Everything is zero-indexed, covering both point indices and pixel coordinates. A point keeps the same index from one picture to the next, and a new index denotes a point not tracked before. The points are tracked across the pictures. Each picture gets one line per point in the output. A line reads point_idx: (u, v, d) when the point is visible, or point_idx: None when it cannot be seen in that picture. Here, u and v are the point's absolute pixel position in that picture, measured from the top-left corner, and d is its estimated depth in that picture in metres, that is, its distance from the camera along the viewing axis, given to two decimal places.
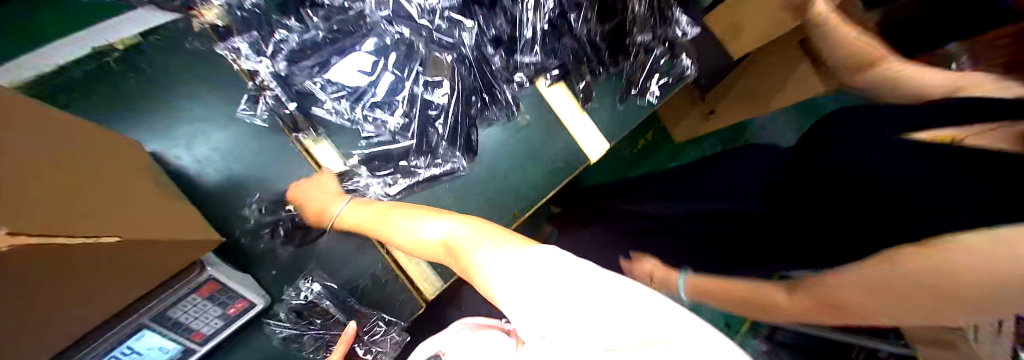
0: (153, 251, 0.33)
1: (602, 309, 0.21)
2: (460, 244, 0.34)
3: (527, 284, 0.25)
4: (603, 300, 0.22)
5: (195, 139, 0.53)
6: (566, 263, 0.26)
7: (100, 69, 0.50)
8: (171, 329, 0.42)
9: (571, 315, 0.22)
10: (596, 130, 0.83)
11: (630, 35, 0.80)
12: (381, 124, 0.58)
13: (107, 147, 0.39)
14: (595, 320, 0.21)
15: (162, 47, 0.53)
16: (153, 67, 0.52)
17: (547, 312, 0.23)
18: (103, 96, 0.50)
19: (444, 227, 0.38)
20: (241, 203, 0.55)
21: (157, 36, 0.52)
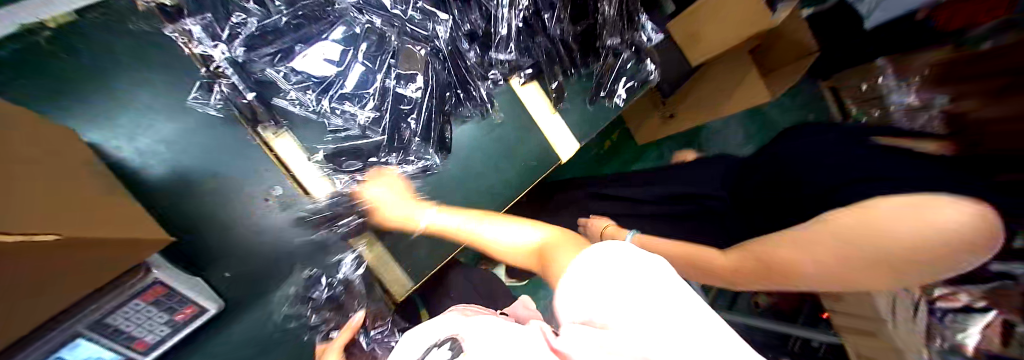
0: (103, 250, 0.31)
1: (673, 309, 0.26)
2: (554, 247, 0.39)
3: (612, 276, 0.28)
4: (673, 301, 0.26)
5: (139, 130, 0.49)
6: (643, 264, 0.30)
7: (25, 49, 0.44)
8: (109, 337, 0.39)
9: (652, 309, 0.25)
10: (566, 129, 0.86)
11: (600, 37, 0.83)
12: (350, 118, 0.55)
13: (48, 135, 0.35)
14: (669, 315, 0.25)
15: (101, 26, 0.47)
16: (90, 49, 0.47)
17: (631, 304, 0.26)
18: (25, 79, 0.44)
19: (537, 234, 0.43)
20: (193, 199, 0.51)
21: (98, 13, 0.47)
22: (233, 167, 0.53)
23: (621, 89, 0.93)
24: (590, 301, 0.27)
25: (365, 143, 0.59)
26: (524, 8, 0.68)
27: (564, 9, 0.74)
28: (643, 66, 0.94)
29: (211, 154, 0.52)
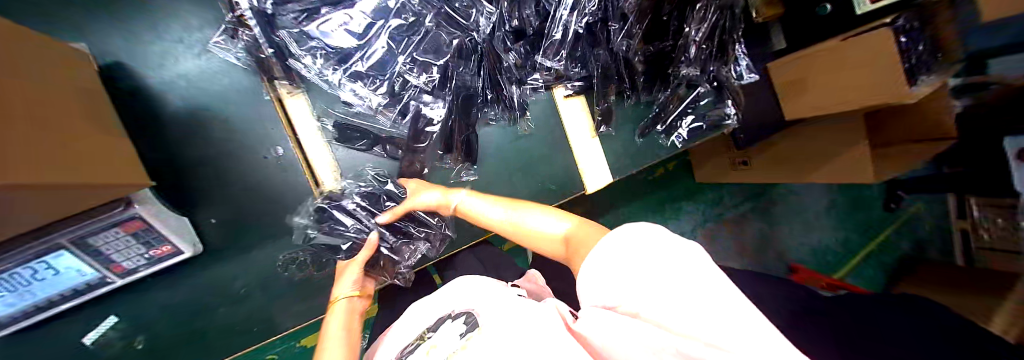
0: (57, 194, 0.32)
1: (698, 296, 0.18)
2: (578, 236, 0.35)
3: (627, 269, 0.22)
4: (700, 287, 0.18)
5: (167, 61, 0.51)
6: (667, 242, 0.22)
7: None
8: (86, 254, 0.43)
9: (668, 298, 0.19)
10: (602, 159, 0.75)
11: (674, 63, 0.69)
12: (360, 97, 0.51)
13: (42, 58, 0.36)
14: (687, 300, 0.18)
15: None
16: None
17: (645, 295, 0.20)
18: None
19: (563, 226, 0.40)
20: (198, 137, 0.53)
21: None
22: (245, 116, 0.54)
23: (684, 129, 0.78)
24: (613, 289, 0.23)
25: (372, 123, 0.56)
26: (589, 12, 0.58)
27: (638, 22, 0.60)
28: (719, 106, 0.79)
29: (219, 97, 0.52)
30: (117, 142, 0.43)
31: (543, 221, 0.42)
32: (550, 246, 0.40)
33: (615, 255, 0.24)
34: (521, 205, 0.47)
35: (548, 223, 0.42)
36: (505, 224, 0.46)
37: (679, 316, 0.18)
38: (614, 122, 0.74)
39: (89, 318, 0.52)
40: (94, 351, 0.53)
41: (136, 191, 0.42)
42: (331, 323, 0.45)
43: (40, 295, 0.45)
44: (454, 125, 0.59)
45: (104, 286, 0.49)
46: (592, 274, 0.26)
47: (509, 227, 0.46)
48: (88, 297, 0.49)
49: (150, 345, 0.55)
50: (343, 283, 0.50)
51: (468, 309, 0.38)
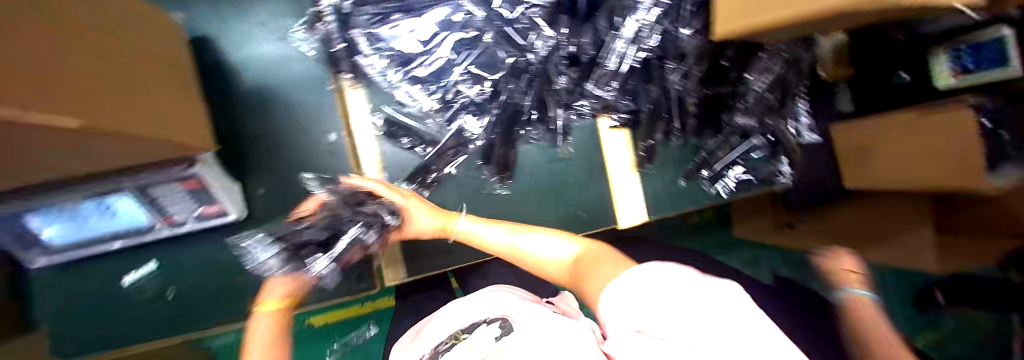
0: (130, 144, 0.34)
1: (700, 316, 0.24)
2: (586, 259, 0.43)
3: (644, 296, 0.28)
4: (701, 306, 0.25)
5: (248, 41, 0.56)
6: (676, 278, 0.29)
7: None
8: (145, 202, 0.47)
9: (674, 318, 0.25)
10: (638, 194, 0.72)
11: (731, 110, 0.67)
12: (412, 101, 0.54)
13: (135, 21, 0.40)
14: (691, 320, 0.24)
15: None
16: None
17: (653, 314, 0.26)
18: None
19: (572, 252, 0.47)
20: (262, 112, 0.57)
21: None
22: (306, 101, 0.57)
23: (731, 179, 0.79)
24: (640, 315, 0.27)
25: (415, 125, 0.58)
26: (649, 47, 0.56)
27: (698, 63, 0.58)
28: (773, 161, 0.75)
29: (289, 80, 0.57)
30: (190, 105, 0.46)
31: (544, 246, 0.50)
32: (551, 268, 0.48)
33: (640, 286, 0.30)
34: (529, 230, 0.53)
35: (548, 246, 0.50)
36: (508, 248, 0.52)
37: (679, 331, 0.23)
38: (656, 161, 0.72)
39: (134, 260, 0.57)
40: (129, 292, 0.57)
41: (194, 153, 0.45)
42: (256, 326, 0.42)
43: (101, 229, 0.50)
44: (496, 139, 0.60)
45: (156, 233, 0.53)
46: (613, 302, 0.32)
47: (510, 250, 0.51)
48: (138, 240, 0.54)
49: (176, 297, 0.58)
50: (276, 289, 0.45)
51: (502, 315, 0.43)
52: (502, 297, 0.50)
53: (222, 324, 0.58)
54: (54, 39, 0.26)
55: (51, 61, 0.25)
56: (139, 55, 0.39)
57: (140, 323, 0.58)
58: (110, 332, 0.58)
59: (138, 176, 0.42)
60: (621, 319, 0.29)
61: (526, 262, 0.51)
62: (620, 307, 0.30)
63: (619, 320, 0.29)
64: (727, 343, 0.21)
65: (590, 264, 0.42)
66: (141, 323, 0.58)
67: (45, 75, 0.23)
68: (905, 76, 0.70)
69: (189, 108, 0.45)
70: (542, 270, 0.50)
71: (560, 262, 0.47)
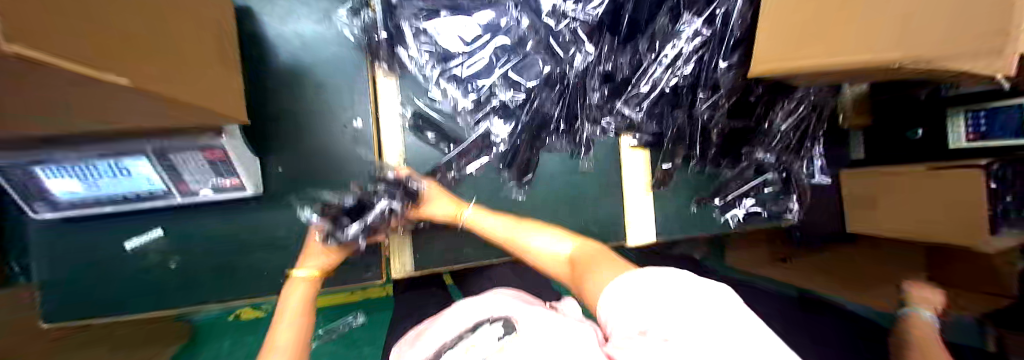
0: (165, 105, 0.33)
1: (692, 315, 0.25)
2: (585, 258, 0.44)
3: (636, 300, 0.30)
4: (693, 306, 0.26)
5: (288, 16, 0.56)
6: (672, 278, 0.31)
7: None
8: (163, 165, 0.46)
9: (666, 316, 0.26)
10: (650, 216, 0.73)
11: (750, 144, 0.68)
12: (450, 98, 0.57)
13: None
14: (682, 319, 0.25)
15: None
16: None
17: (645, 313, 0.28)
18: None
19: (570, 248, 0.48)
20: (291, 90, 0.56)
21: None
22: (337, 83, 0.57)
23: (740, 211, 0.78)
24: (644, 317, 0.27)
25: (447, 123, 0.60)
26: (682, 75, 0.58)
27: (727, 96, 0.58)
28: (784, 198, 0.78)
29: (324, 60, 0.57)
30: (231, 73, 0.46)
31: (547, 242, 0.50)
32: (549, 264, 0.48)
33: (635, 288, 0.31)
34: (530, 224, 0.53)
35: (550, 242, 0.50)
36: (509, 238, 0.52)
37: (671, 327, 0.25)
38: (671, 185, 0.74)
39: (140, 225, 0.55)
40: (132, 257, 0.56)
41: (226, 123, 0.44)
42: (289, 292, 0.48)
43: (116, 190, 0.49)
44: (520, 145, 0.60)
45: (167, 200, 0.52)
46: (614, 302, 0.33)
47: (512, 242, 0.52)
48: (150, 206, 0.53)
49: (180, 267, 0.57)
50: (311, 262, 0.52)
51: (504, 316, 0.43)
52: (502, 299, 0.50)
53: (225, 298, 0.57)
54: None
55: (106, 13, 0.24)
56: (197, 19, 0.39)
57: (140, 291, 0.57)
58: (105, 296, 0.56)
59: (163, 137, 0.41)
60: (623, 319, 0.30)
61: (523, 255, 0.51)
62: (621, 306, 0.31)
63: (623, 321, 0.30)
64: (713, 339, 0.23)
65: (589, 263, 0.42)
66: (141, 290, 0.57)
67: (95, 25, 0.22)
68: (920, 132, 0.71)
69: (231, 76, 0.45)
70: (541, 265, 0.50)
71: (557, 257, 0.48)
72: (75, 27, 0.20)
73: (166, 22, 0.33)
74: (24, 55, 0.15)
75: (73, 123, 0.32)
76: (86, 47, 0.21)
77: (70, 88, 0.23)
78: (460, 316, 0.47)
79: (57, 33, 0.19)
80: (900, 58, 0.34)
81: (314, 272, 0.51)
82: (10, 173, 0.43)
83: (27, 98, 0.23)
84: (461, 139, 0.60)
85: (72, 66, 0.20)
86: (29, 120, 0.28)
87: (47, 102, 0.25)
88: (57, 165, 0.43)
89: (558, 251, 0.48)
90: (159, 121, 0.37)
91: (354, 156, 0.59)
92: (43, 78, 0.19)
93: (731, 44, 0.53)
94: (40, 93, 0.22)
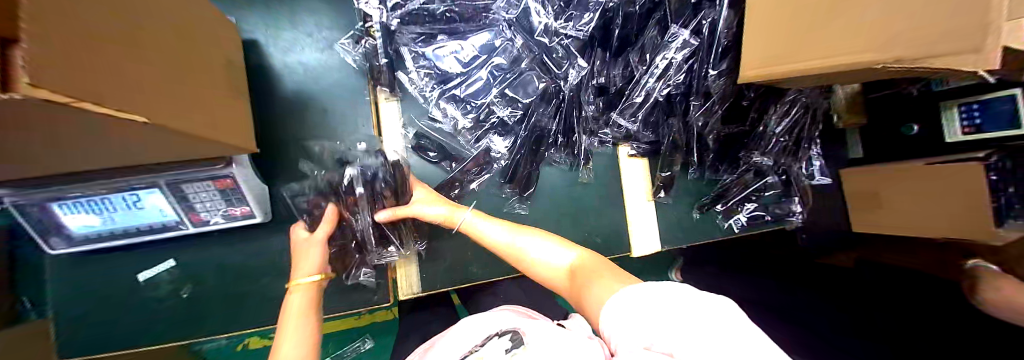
0: (178, 139, 0.35)
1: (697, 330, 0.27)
2: (582, 269, 0.45)
3: (641, 317, 0.31)
4: (697, 321, 0.27)
5: (294, 48, 0.58)
6: (674, 293, 0.31)
7: None
8: (176, 196, 0.48)
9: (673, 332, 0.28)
10: (653, 223, 0.73)
11: (747, 148, 0.69)
12: (450, 118, 0.59)
13: (210, 28, 0.43)
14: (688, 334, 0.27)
15: None
16: None
17: (652, 329, 0.29)
18: None
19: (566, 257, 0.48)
20: (298, 117, 0.58)
21: None
22: (341, 109, 0.59)
23: (743, 214, 0.78)
24: (646, 331, 0.29)
25: (448, 141, 0.61)
26: (673, 83, 0.60)
27: (719, 103, 0.60)
28: (786, 201, 0.78)
29: (329, 87, 0.59)
30: (240, 105, 0.48)
31: (550, 254, 0.49)
32: (547, 273, 0.49)
33: (637, 304, 0.32)
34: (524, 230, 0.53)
35: (553, 253, 0.50)
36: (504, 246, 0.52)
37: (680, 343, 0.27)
38: (673, 192, 0.74)
39: (152, 255, 0.56)
40: (145, 289, 0.57)
41: (237, 154, 0.46)
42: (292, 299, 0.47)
43: (129, 222, 0.51)
44: (521, 159, 0.62)
45: (178, 230, 0.53)
46: (614, 316, 0.34)
47: (508, 250, 0.51)
48: (161, 237, 0.54)
49: (192, 296, 0.57)
50: (302, 267, 0.50)
51: (513, 328, 0.43)
52: (506, 314, 0.50)
53: (236, 325, 0.58)
54: (127, 34, 0.27)
55: (123, 57, 0.26)
56: (206, 54, 0.41)
57: (151, 322, 0.57)
58: (117, 329, 0.56)
59: (174, 169, 0.43)
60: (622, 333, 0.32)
61: (519, 263, 0.51)
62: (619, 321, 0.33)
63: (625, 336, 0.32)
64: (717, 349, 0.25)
65: (589, 276, 0.42)
66: (151, 320, 0.57)
67: (113, 69, 0.24)
68: (914, 129, 0.71)
69: (240, 107, 0.47)
70: (538, 274, 0.50)
71: (554, 267, 0.48)
72: (96, 73, 0.22)
73: (178, 57, 0.34)
74: (47, 98, 0.16)
75: (93, 158, 0.33)
76: (106, 90, 0.23)
77: (88, 128, 0.24)
78: (468, 331, 0.48)
79: (78, 76, 0.20)
80: (880, 61, 0.36)
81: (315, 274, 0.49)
82: (25, 209, 0.45)
83: (51, 138, 0.24)
84: (462, 156, 0.62)
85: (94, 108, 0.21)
86: (52, 157, 0.30)
87: (69, 141, 0.27)
88: (71, 199, 0.44)
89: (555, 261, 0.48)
90: (173, 154, 0.38)
91: None
92: (65, 118, 0.21)
93: (718, 50, 0.55)
94: (59, 132, 0.23)
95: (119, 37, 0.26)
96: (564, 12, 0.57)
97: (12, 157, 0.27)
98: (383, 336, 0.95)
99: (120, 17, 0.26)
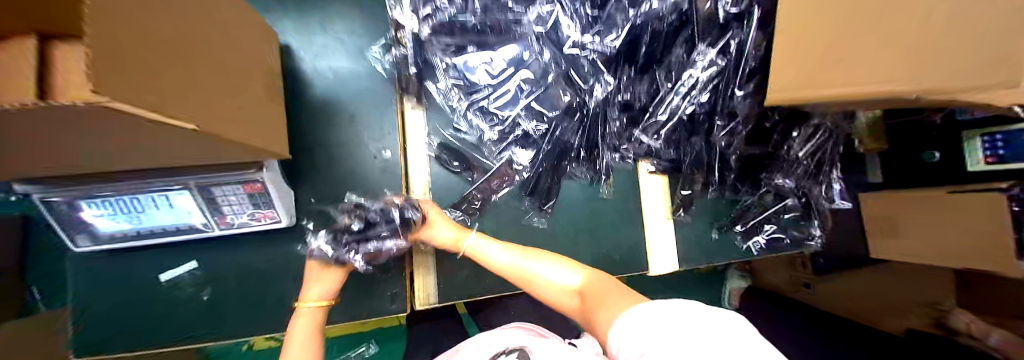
0: (215, 144, 0.35)
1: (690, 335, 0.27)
2: (590, 288, 0.45)
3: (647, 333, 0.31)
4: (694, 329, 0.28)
5: (323, 54, 0.59)
6: (684, 308, 0.31)
7: None
8: (205, 198, 0.48)
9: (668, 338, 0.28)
10: (672, 242, 0.73)
11: (768, 169, 0.71)
12: (476, 128, 0.60)
13: (251, 34, 0.43)
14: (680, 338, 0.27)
15: None
16: None
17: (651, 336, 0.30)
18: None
19: (573, 279, 0.49)
20: (326, 122, 0.59)
21: None
22: (368, 115, 0.60)
23: (762, 236, 0.79)
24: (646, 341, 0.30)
25: (473, 153, 0.63)
26: (699, 102, 0.60)
27: (744, 123, 0.61)
28: (805, 224, 0.78)
29: (359, 94, 0.60)
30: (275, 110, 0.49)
31: (552, 272, 0.50)
32: (556, 295, 0.49)
33: (648, 322, 0.32)
34: (531, 252, 0.53)
35: (554, 270, 0.50)
36: (516, 269, 0.52)
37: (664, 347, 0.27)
38: (692, 211, 0.75)
39: (174, 254, 0.57)
40: (165, 287, 0.57)
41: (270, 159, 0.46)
42: (297, 324, 0.52)
43: (153, 222, 0.51)
44: (543, 172, 0.62)
45: (203, 231, 0.53)
46: (624, 331, 0.34)
47: (520, 275, 0.51)
48: (182, 236, 0.54)
49: (212, 298, 0.57)
50: (312, 290, 0.53)
51: (521, 346, 0.43)
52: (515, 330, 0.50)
53: (253, 329, 0.57)
54: (177, 38, 0.27)
55: (175, 62, 0.26)
56: (246, 59, 0.42)
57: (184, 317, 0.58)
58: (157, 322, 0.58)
59: (203, 169, 0.43)
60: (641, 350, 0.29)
61: (528, 287, 0.51)
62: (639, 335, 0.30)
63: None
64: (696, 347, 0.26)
65: (604, 295, 0.43)
66: (169, 320, 0.57)
67: (166, 77, 0.24)
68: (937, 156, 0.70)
69: (275, 111, 0.48)
70: (546, 296, 0.51)
71: (564, 288, 0.49)
72: (151, 80, 0.22)
73: (217, 57, 0.35)
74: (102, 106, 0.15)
75: (129, 159, 0.33)
76: (161, 97, 0.23)
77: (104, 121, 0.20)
78: (478, 345, 0.48)
79: (138, 85, 0.20)
80: (917, 89, 0.35)
81: (319, 302, 0.53)
82: (55, 205, 0.45)
83: (101, 139, 0.25)
84: (487, 166, 0.63)
85: (149, 114, 0.21)
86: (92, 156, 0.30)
87: (120, 143, 0.27)
88: (97, 198, 0.44)
89: (563, 282, 0.49)
90: (207, 157, 0.38)
91: (373, 183, 0.60)
92: (116, 124, 0.20)
93: (745, 68, 0.55)
94: (108, 134, 0.23)
95: (173, 43, 0.26)
96: (593, 28, 0.57)
97: (53, 152, 0.27)
98: (389, 341, 0.94)
99: (171, 22, 0.26)
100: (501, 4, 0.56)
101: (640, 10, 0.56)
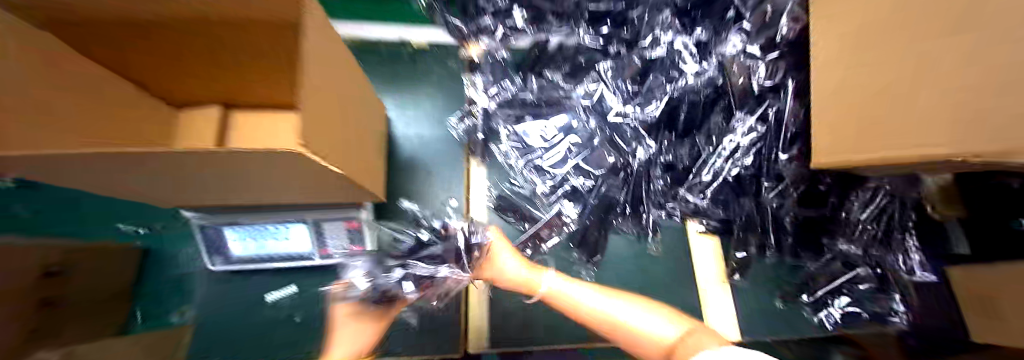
0: (329, 186, 0.45)
1: None
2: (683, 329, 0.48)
3: None
4: None
5: (416, 123, 0.79)
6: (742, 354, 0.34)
7: (400, 57, 0.85)
8: (318, 232, 0.60)
9: None
10: (732, 307, 0.74)
11: (830, 234, 0.69)
12: (531, 183, 0.68)
13: (364, 109, 0.58)
14: None
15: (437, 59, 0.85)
16: (430, 74, 0.84)
17: None
18: (397, 76, 0.84)
19: (666, 324, 0.49)
20: (414, 174, 0.75)
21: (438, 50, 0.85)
22: (448, 170, 0.76)
23: (833, 309, 0.77)
24: None
25: (526, 205, 0.70)
26: (743, 165, 0.64)
27: (794, 185, 0.62)
28: (882, 295, 0.73)
29: (446, 150, 0.78)
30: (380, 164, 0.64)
31: (648, 321, 0.50)
32: (647, 340, 0.49)
33: None
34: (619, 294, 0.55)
35: (650, 319, 0.50)
36: (604, 311, 0.53)
37: None
38: (749, 273, 0.74)
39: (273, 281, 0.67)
40: None
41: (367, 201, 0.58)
42: None
43: (272, 251, 0.63)
44: (590, 225, 0.67)
45: (304, 261, 0.64)
46: None
47: (609, 318, 0.52)
48: (289, 264, 0.65)
49: None
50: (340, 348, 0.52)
51: None
52: None
53: None
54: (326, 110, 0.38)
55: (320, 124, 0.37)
56: (360, 127, 0.55)
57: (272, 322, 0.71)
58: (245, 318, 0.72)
59: (319, 207, 0.55)
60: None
61: (619, 331, 0.51)
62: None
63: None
64: None
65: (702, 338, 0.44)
66: None
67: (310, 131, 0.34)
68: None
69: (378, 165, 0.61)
70: (637, 343, 0.50)
71: (655, 333, 0.49)
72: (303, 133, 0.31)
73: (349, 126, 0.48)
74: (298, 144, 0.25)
75: (273, 191, 0.45)
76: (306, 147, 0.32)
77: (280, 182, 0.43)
78: None
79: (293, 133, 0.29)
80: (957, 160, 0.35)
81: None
82: (209, 230, 0.59)
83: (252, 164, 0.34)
84: (536, 217, 0.69)
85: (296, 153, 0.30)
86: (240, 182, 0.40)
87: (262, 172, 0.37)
88: (241, 225, 0.57)
89: (659, 327, 0.49)
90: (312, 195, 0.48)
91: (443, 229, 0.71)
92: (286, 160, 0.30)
93: (787, 135, 0.59)
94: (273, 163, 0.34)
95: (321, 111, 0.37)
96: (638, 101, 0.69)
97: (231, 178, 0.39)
98: None
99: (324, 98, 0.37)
100: (553, 85, 0.70)
101: (677, 84, 0.67)
